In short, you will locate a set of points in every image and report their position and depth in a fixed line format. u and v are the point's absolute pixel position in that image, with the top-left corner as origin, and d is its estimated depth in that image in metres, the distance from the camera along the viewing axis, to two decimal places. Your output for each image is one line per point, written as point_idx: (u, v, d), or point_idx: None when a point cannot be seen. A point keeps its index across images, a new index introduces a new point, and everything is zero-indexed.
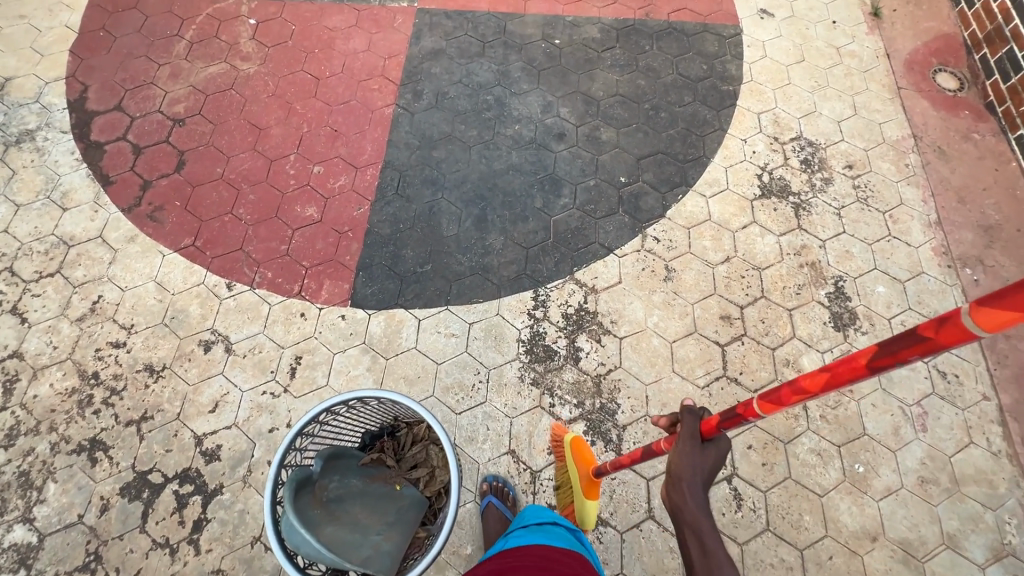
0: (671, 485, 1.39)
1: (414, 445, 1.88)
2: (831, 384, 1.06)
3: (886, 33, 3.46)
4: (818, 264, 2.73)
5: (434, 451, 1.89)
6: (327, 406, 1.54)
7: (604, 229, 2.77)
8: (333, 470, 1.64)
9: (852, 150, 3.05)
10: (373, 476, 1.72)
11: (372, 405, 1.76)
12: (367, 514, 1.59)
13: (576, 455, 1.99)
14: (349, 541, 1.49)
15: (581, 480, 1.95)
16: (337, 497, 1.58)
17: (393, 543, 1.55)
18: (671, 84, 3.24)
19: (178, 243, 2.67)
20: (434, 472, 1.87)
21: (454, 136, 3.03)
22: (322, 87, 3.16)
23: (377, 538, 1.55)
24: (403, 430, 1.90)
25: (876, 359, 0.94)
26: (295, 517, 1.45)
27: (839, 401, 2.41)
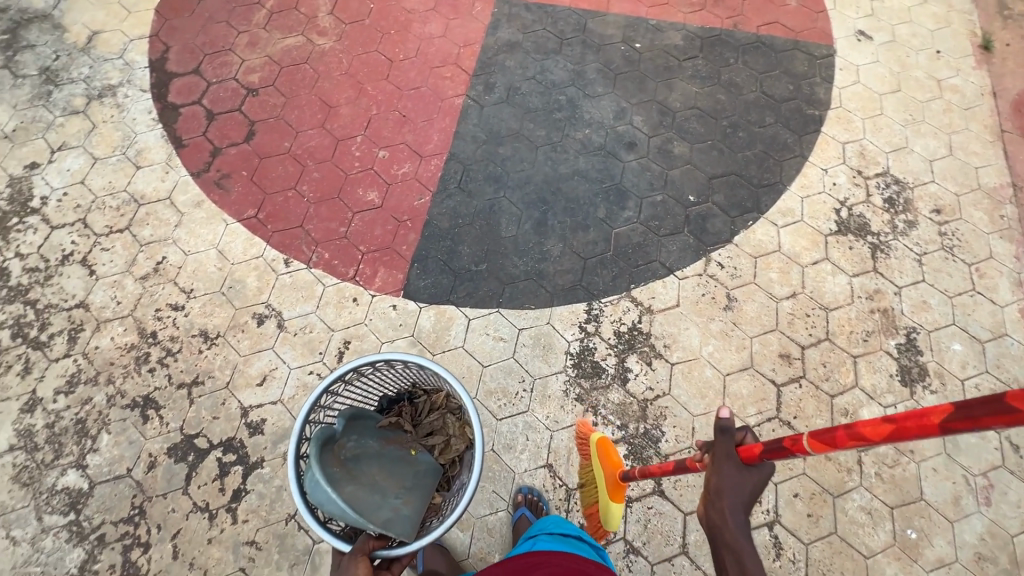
0: (709, 505, 1.34)
1: (432, 413, 1.81)
2: (892, 438, 0.99)
3: (995, 68, 3.21)
4: (890, 311, 2.58)
5: (452, 419, 1.80)
6: (356, 362, 1.50)
7: (667, 248, 2.68)
8: (352, 427, 1.59)
9: (942, 194, 2.86)
10: (390, 438, 1.67)
11: (395, 369, 1.76)
12: (385, 475, 1.55)
13: (601, 454, 1.95)
14: (370, 501, 1.46)
15: (605, 481, 1.91)
16: (356, 455, 1.53)
17: (412, 510, 1.53)
18: (752, 102, 3.10)
19: (242, 213, 2.71)
20: (449, 441, 1.78)
21: (522, 134, 2.97)
22: (394, 70, 3.13)
23: (396, 500, 1.52)
24: (421, 397, 1.85)
25: (951, 421, 0.88)
26: (320, 472, 1.39)
27: (898, 460, 2.28)
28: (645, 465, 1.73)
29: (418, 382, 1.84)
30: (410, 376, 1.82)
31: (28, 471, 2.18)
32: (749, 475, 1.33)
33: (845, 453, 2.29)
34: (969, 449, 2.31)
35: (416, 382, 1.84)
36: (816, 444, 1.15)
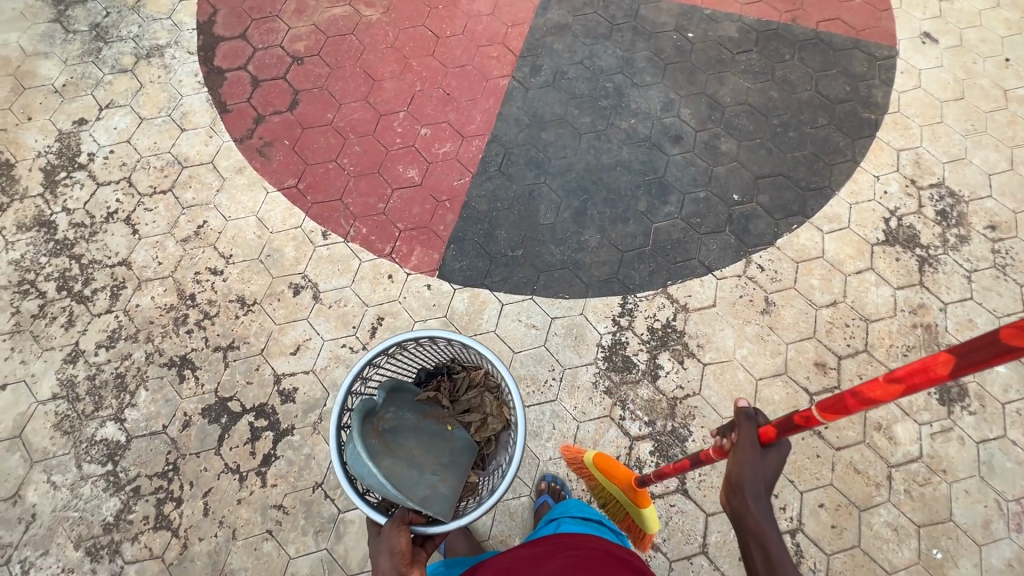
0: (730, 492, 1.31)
1: (469, 390, 1.85)
2: (902, 396, 0.96)
3: None
4: (934, 327, 2.51)
5: (489, 398, 1.83)
6: (396, 340, 1.55)
7: (707, 246, 2.63)
8: (391, 401, 1.65)
9: (999, 210, 2.76)
10: (427, 414, 1.73)
11: (435, 345, 1.80)
12: (422, 452, 1.60)
13: (603, 471, 1.90)
14: (408, 477, 1.51)
15: (621, 493, 1.86)
16: (395, 430, 1.59)
17: (448, 487, 1.58)
18: (806, 101, 3.00)
19: (283, 182, 2.72)
20: (486, 419, 1.82)
21: (566, 120, 2.92)
22: (440, 47, 3.09)
23: (432, 477, 1.57)
24: (460, 372, 1.89)
25: (958, 369, 0.86)
26: (360, 446, 1.45)
27: (929, 479, 2.24)
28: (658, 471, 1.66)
29: (456, 357, 1.88)
30: (448, 352, 1.86)
31: (69, 420, 2.25)
32: (768, 458, 1.30)
33: (875, 467, 2.25)
34: (1004, 474, 2.25)
35: (454, 358, 1.88)
36: (825, 414, 1.11)
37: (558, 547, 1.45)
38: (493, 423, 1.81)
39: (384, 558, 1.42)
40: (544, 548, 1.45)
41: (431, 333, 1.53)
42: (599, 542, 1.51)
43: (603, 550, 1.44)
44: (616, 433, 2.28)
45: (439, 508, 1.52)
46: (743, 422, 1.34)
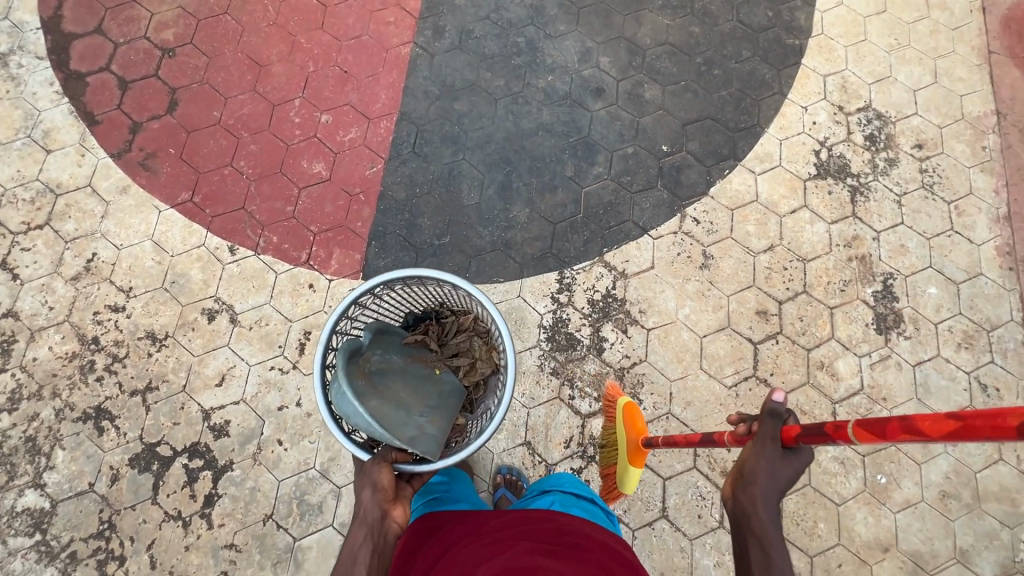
0: (738, 485, 1.35)
1: (458, 335, 1.83)
2: (957, 438, 1.02)
3: None
4: (868, 258, 2.51)
5: (478, 343, 1.83)
6: (381, 281, 1.51)
7: (640, 205, 2.53)
8: (378, 342, 1.64)
9: (925, 127, 2.72)
10: (415, 356, 1.72)
11: (425, 288, 1.77)
12: (411, 394, 1.61)
13: (629, 418, 1.95)
14: (395, 417, 1.52)
15: (629, 444, 1.92)
16: (381, 371, 1.58)
17: (436, 427, 1.59)
18: (728, 33, 2.84)
19: (175, 197, 2.45)
20: (474, 364, 1.83)
21: (479, 85, 2.69)
22: (330, 17, 2.76)
23: (420, 418, 1.57)
24: (449, 317, 1.87)
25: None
26: (348, 386, 1.45)
27: (871, 409, 2.31)
28: (672, 439, 1.75)
29: (446, 301, 1.85)
30: (438, 295, 1.82)
31: None
32: (787, 462, 1.35)
33: (820, 406, 2.30)
34: (939, 392, 2.34)
35: (444, 303, 1.85)
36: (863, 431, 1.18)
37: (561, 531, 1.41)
38: (481, 366, 1.82)
39: (367, 492, 1.45)
40: (549, 528, 1.40)
41: (419, 272, 1.49)
42: (597, 533, 1.47)
43: (602, 543, 1.40)
44: (567, 414, 2.25)
45: (427, 447, 1.53)
46: (767, 421, 1.37)
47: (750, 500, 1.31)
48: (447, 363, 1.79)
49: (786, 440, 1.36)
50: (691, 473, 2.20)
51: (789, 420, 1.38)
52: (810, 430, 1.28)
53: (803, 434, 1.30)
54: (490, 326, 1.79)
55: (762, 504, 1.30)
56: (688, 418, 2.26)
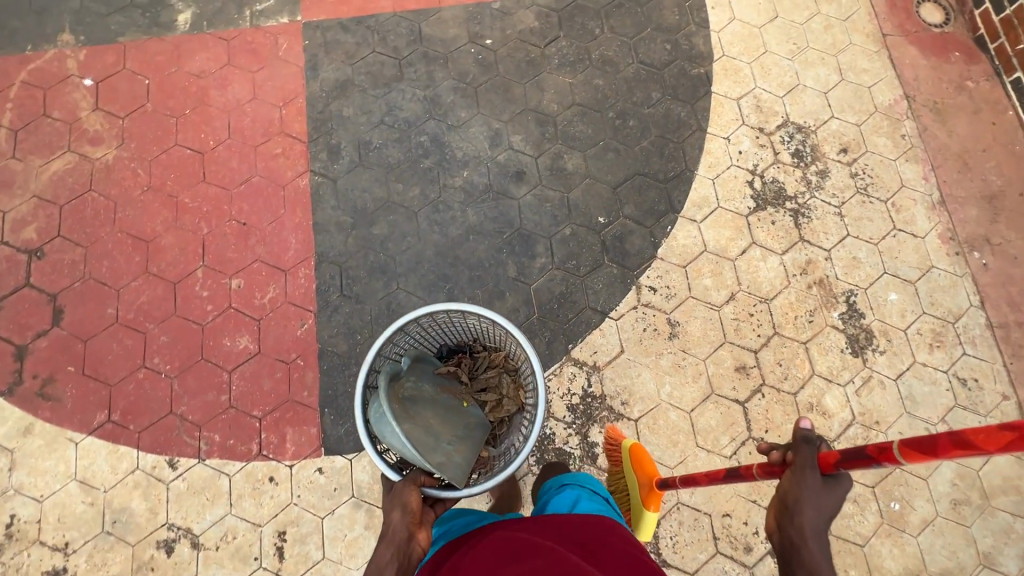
0: (782, 516, 1.22)
1: (489, 370, 1.91)
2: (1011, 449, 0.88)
3: None
4: (826, 280, 2.49)
5: (507, 380, 1.91)
6: (426, 317, 1.59)
7: (593, 289, 2.41)
8: (414, 370, 1.76)
9: (845, 129, 2.71)
10: (446, 387, 1.82)
11: (464, 322, 1.83)
12: (439, 422, 1.70)
13: (635, 460, 2.02)
14: (426, 442, 1.61)
15: (640, 486, 1.97)
16: (415, 398, 1.69)
17: (462, 456, 1.67)
18: (633, 77, 2.72)
19: (90, 422, 2.16)
20: (501, 401, 1.90)
21: (393, 201, 2.49)
22: (210, 165, 2.49)
23: (448, 445, 1.67)
24: (481, 352, 1.93)
25: None
26: (386, 407, 1.56)
27: (868, 437, 2.30)
28: (690, 478, 1.72)
29: (480, 338, 1.92)
30: (474, 330, 1.89)
31: None
32: (830, 490, 1.21)
33: None
34: (925, 400, 2.35)
35: (478, 338, 1.92)
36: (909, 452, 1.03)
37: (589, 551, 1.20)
38: (509, 403, 1.90)
39: (397, 514, 1.47)
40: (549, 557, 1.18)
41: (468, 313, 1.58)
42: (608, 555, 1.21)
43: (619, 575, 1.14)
44: None
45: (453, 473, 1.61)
46: (802, 447, 1.26)
47: (798, 533, 1.17)
48: (476, 398, 1.87)
49: (826, 467, 1.24)
50: (717, 560, 2.13)
51: (825, 448, 1.26)
52: (849, 457, 1.16)
53: (843, 460, 1.17)
54: (520, 366, 1.87)
55: (812, 538, 1.17)
56: (699, 502, 2.18)
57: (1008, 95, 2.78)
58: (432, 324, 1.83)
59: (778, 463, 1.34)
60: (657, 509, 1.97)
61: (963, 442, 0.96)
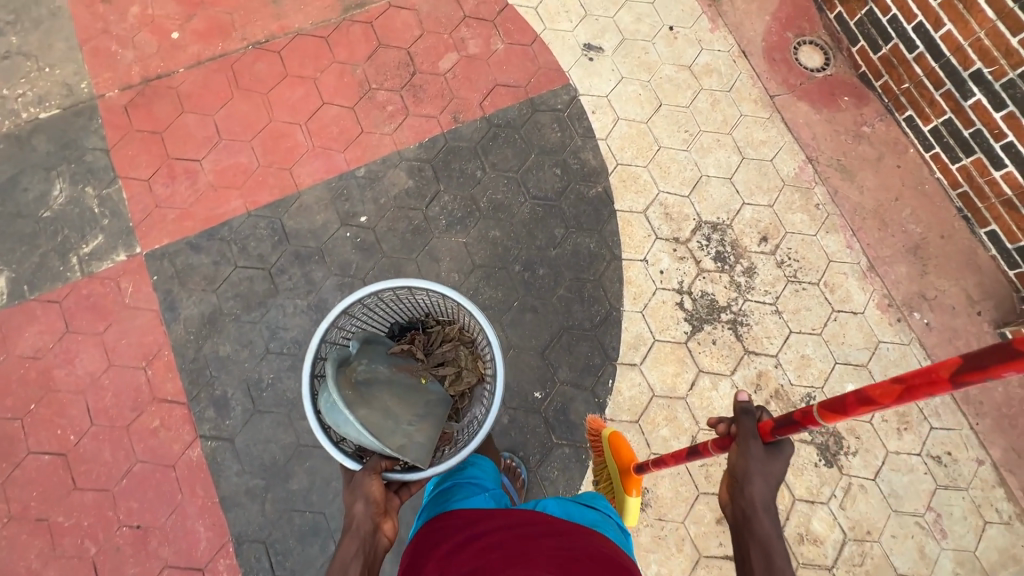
0: (734, 490, 1.31)
1: (444, 343, 1.78)
2: (903, 401, 1.00)
3: (730, 21, 2.84)
4: (781, 390, 2.36)
5: (464, 351, 1.79)
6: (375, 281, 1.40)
7: (549, 478, 2.20)
8: (364, 350, 1.52)
9: (759, 215, 2.56)
10: (402, 366, 1.59)
11: (414, 294, 1.71)
12: (399, 403, 1.45)
13: (615, 443, 1.93)
14: (385, 425, 1.38)
15: (621, 471, 1.89)
16: (369, 381, 1.43)
17: (425, 436, 1.45)
18: (529, 218, 2.48)
19: None
20: (460, 373, 1.77)
21: (304, 444, 2.18)
22: (78, 466, 2.10)
23: (409, 427, 1.44)
24: (434, 326, 1.82)
25: (962, 373, 0.89)
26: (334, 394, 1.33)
27: (864, 551, 2.20)
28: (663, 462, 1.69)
29: (432, 311, 1.81)
30: (424, 303, 1.77)
31: None
32: (773, 457, 1.34)
33: None
34: (908, 491, 2.27)
35: (430, 312, 1.82)
36: (827, 415, 1.14)
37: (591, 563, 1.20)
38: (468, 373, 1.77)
39: (360, 506, 1.36)
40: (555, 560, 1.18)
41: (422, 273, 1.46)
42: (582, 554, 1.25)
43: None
44: None
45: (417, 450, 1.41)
46: (744, 419, 1.38)
47: (750, 504, 1.25)
48: (434, 372, 1.72)
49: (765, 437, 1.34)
50: None
51: (763, 418, 1.38)
52: (783, 423, 1.27)
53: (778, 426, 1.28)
54: (477, 336, 1.75)
55: (762, 507, 1.25)
56: None
57: (905, 132, 2.69)
58: (379, 298, 1.66)
59: (730, 438, 1.44)
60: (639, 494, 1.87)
61: (866, 397, 1.07)
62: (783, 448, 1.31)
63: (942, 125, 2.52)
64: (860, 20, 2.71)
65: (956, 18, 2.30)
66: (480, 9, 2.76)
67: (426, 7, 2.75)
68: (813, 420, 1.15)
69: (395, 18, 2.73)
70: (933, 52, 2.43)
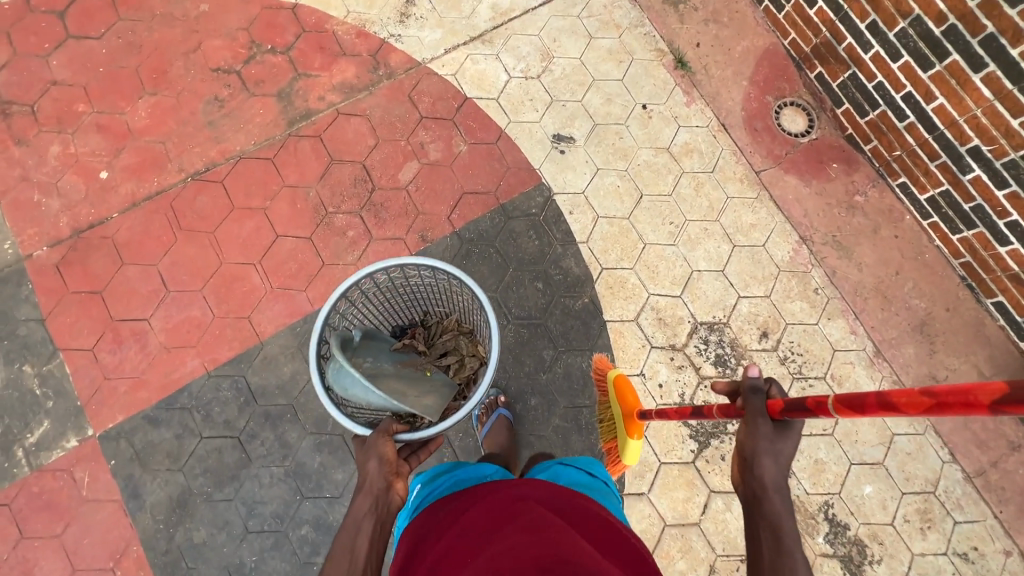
0: (745, 472, 1.25)
1: (444, 336, 2.04)
2: (928, 414, 0.92)
3: (706, 91, 2.65)
4: (796, 501, 2.24)
5: (463, 341, 2.05)
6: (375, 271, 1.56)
7: None
8: (369, 341, 1.73)
9: (757, 309, 2.41)
10: (405, 358, 1.80)
11: (411, 294, 1.95)
12: (406, 382, 1.65)
13: (619, 385, 2.01)
14: (394, 394, 1.55)
15: (625, 415, 1.96)
16: (376, 366, 1.63)
17: (433, 401, 1.67)
18: (515, 342, 2.31)
19: None
20: (462, 360, 2.03)
21: None
22: None
23: (418, 398, 1.62)
24: (432, 323, 2.07)
25: (1003, 403, 0.80)
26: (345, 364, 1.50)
27: None
28: (660, 410, 1.74)
29: (428, 310, 2.07)
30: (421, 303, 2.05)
31: None
32: (783, 435, 1.27)
33: None
34: None
35: (427, 312, 2.07)
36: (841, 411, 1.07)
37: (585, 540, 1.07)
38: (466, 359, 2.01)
39: (373, 464, 1.42)
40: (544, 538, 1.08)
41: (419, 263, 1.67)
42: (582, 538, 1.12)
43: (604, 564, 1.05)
44: None
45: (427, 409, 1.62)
46: (751, 398, 1.31)
47: (759, 485, 1.20)
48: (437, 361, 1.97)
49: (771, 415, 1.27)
50: None
51: (772, 395, 1.30)
52: (791, 406, 1.20)
53: (786, 410, 1.22)
54: (472, 324, 2.02)
55: (774, 489, 1.19)
56: None
57: (900, 198, 2.55)
58: (385, 301, 1.90)
59: (738, 412, 1.37)
60: (640, 437, 1.96)
61: (887, 401, 1.00)
62: (792, 426, 1.26)
63: (940, 195, 2.37)
64: (844, 83, 2.54)
65: (949, 92, 2.13)
66: (437, 107, 2.54)
67: (378, 111, 2.53)
68: (827, 412, 1.09)
69: (346, 128, 2.50)
70: (925, 123, 2.27)
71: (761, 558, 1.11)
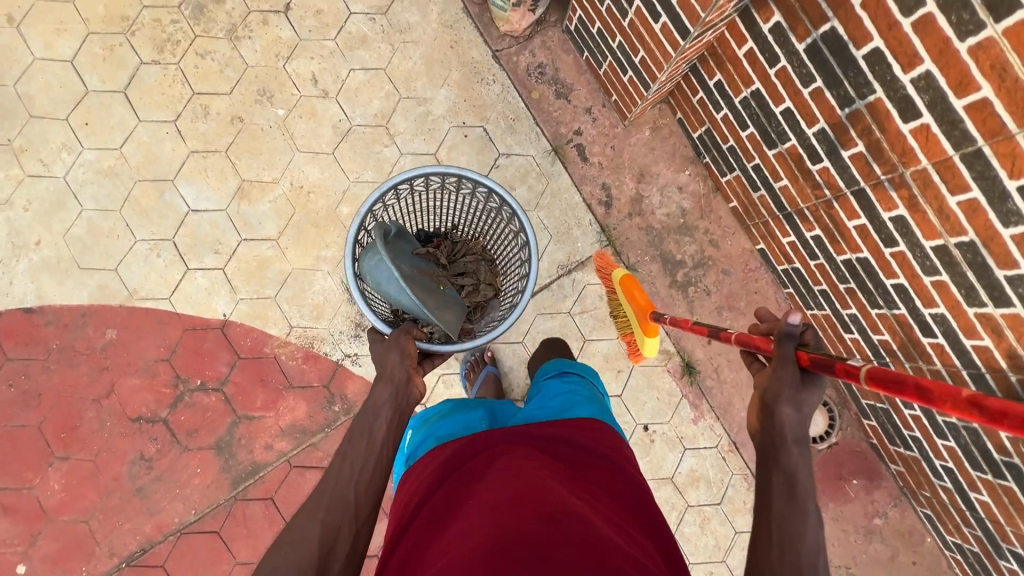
0: (763, 419, 1.12)
1: (467, 255, 1.98)
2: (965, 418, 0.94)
3: (717, 400, 2.30)
4: None
5: (484, 266, 1.99)
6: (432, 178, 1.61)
7: None
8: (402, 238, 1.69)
9: None
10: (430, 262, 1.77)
11: (458, 199, 1.90)
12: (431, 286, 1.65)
13: (627, 284, 1.97)
14: (425, 296, 1.58)
15: (637, 316, 1.95)
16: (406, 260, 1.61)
17: (452, 318, 1.65)
18: None
19: None
20: (478, 286, 1.97)
21: None
22: None
23: (440, 307, 1.63)
24: (460, 239, 2.01)
25: None
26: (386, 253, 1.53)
27: None
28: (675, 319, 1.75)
29: (458, 227, 2.03)
30: (455, 215, 2.01)
31: None
32: (812, 387, 1.13)
33: None
34: None
35: (456, 228, 2.03)
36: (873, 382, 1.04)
37: (577, 483, 1.17)
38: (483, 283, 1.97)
39: (395, 357, 1.42)
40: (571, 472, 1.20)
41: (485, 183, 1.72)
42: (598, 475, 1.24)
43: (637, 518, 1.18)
44: None
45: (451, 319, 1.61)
46: (783, 343, 1.18)
47: (780, 437, 1.08)
48: (456, 279, 1.90)
49: (803, 363, 1.15)
50: None
51: (805, 344, 1.19)
52: (821, 361, 1.12)
53: (816, 361, 1.12)
54: (500, 253, 1.98)
55: (794, 438, 1.08)
56: None
57: (924, 522, 2.33)
58: (427, 200, 1.90)
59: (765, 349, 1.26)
60: (657, 333, 1.96)
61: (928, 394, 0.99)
62: (820, 380, 1.14)
63: (970, 549, 2.15)
64: (875, 407, 2.20)
65: (998, 500, 1.85)
66: None
67: None
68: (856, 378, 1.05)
69: (303, 483, 2.15)
70: (964, 499, 2.00)
71: (770, 507, 1.01)
